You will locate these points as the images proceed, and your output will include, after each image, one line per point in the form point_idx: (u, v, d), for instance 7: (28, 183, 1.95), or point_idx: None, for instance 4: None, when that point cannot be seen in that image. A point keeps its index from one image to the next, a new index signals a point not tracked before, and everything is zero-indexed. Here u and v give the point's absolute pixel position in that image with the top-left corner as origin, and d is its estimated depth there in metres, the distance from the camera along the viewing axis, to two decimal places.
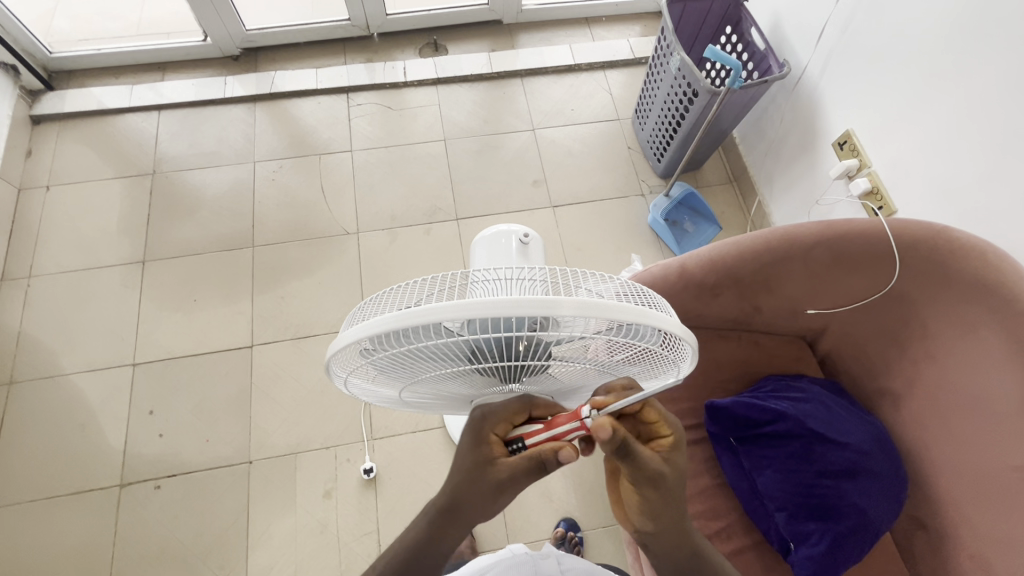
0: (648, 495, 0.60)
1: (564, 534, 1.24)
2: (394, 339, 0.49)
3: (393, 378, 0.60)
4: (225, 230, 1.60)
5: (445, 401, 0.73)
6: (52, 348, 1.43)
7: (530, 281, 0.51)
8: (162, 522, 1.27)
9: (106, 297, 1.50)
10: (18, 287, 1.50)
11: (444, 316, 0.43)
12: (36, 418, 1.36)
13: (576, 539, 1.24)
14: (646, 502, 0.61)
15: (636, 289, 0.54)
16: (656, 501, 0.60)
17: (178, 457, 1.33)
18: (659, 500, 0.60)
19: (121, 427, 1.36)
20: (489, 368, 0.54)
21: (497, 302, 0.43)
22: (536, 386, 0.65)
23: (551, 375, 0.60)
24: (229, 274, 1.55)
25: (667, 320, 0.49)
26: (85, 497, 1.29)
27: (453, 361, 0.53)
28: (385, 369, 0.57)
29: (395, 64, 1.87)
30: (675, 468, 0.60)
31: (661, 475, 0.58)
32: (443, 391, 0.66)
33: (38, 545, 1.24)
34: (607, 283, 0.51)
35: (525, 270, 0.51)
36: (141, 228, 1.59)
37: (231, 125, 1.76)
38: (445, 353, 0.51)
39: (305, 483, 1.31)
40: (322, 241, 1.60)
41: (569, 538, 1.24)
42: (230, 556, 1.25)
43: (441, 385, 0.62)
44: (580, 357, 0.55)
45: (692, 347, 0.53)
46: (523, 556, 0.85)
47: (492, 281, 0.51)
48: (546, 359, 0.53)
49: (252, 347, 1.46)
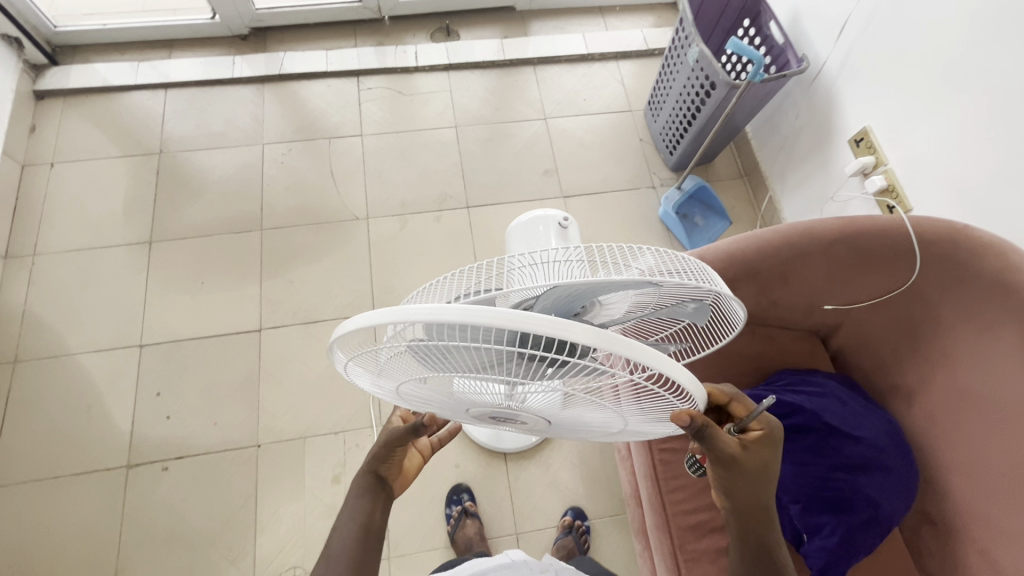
0: (717, 474, 0.64)
1: (572, 523, 1.25)
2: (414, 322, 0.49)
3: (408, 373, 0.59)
4: (233, 213, 1.59)
5: (441, 410, 0.71)
6: (57, 328, 1.42)
7: (574, 261, 0.53)
8: (171, 505, 1.27)
9: (112, 277, 1.48)
10: (23, 266, 1.48)
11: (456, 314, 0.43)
12: (41, 397, 1.35)
13: (584, 528, 1.26)
14: (722, 484, 0.65)
15: (681, 265, 0.57)
16: (730, 483, 0.64)
17: (186, 439, 1.33)
18: (734, 491, 0.64)
19: (128, 408, 1.35)
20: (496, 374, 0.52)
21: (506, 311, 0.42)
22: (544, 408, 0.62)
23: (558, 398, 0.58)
24: (237, 257, 1.53)
25: (679, 368, 0.47)
26: (92, 477, 1.28)
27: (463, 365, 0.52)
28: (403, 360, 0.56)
29: (406, 48, 1.85)
30: (757, 458, 0.64)
31: (731, 459, 0.62)
32: (444, 397, 0.64)
33: (44, 524, 1.24)
34: (643, 259, 0.56)
35: (570, 250, 0.53)
36: (148, 208, 1.57)
37: (240, 106, 1.74)
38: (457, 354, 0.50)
39: (314, 467, 1.32)
40: (331, 226, 1.59)
41: (577, 527, 1.25)
42: (240, 539, 1.25)
43: (443, 387, 0.61)
44: (585, 386, 0.53)
45: (700, 395, 0.51)
46: (520, 567, 0.85)
47: (537, 263, 0.54)
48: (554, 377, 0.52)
49: (260, 331, 1.45)
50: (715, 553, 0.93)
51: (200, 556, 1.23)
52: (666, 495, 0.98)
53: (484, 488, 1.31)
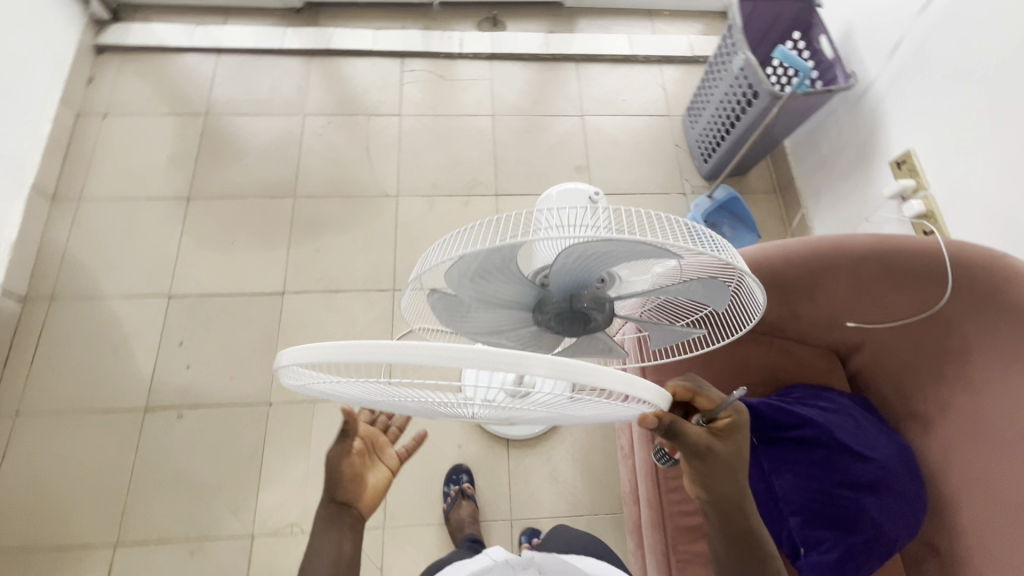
0: (691, 466, 0.68)
1: (531, 538, 1.24)
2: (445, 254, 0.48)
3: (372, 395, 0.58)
4: (269, 178, 1.63)
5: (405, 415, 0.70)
6: (93, 271, 1.48)
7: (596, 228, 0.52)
8: (181, 451, 1.31)
9: (149, 229, 1.54)
10: (68, 209, 1.54)
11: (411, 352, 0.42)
12: (72, 335, 1.41)
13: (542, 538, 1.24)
14: (697, 477, 0.69)
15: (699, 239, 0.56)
16: (704, 475, 0.68)
17: (202, 390, 1.37)
18: (709, 483, 0.68)
19: (151, 354, 1.40)
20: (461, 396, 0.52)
21: (463, 348, 0.41)
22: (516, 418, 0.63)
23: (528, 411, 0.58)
24: (268, 221, 1.57)
25: (649, 388, 0.49)
26: (111, 416, 1.33)
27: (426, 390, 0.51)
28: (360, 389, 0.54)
29: (452, 34, 1.88)
30: (728, 444, 0.68)
31: (703, 450, 0.66)
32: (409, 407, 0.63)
33: (62, 454, 1.29)
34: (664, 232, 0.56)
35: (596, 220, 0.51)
36: (189, 166, 1.63)
37: (286, 76, 1.78)
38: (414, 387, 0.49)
39: (321, 431, 1.34)
40: (361, 200, 1.62)
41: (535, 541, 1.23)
42: (243, 492, 1.28)
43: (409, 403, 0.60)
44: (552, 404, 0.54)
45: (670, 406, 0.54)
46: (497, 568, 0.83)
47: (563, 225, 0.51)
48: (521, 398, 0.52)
49: (282, 294, 1.49)
50: (707, 558, 0.91)
51: (204, 503, 1.27)
52: (665, 495, 0.97)
53: (484, 470, 1.33)
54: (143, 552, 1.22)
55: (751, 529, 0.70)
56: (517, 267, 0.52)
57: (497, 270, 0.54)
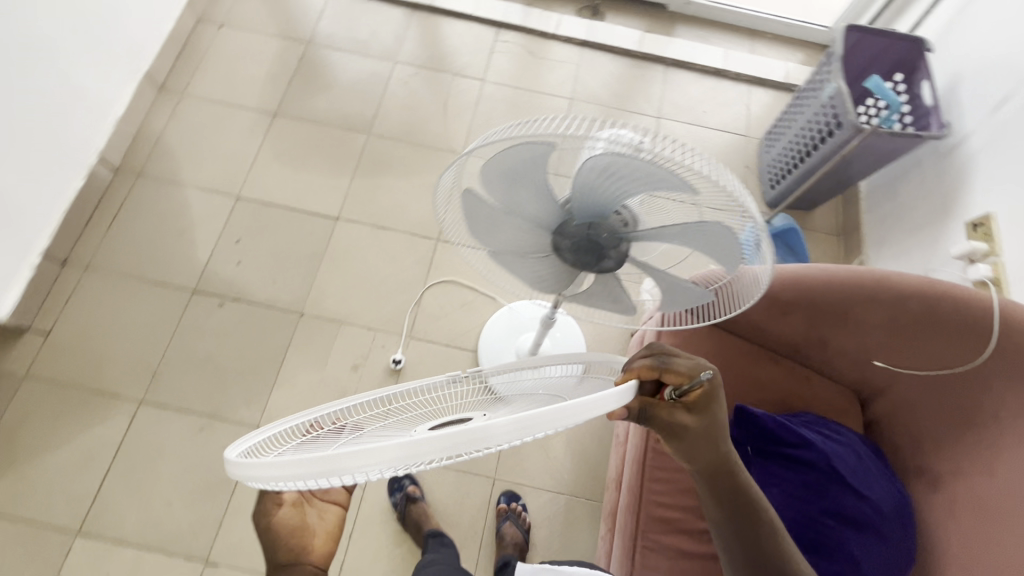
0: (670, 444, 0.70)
1: (508, 508, 1.26)
2: (495, 135, 0.49)
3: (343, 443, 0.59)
4: (350, 112, 1.72)
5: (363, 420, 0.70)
6: (178, 159, 1.61)
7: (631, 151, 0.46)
8: (215, 336, 1.42)
9: (234, 133, 1.66)
10: (171, 100, 1.69)
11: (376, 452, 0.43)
12: (147, 211, 1.54)
13: (520, 510, 1.26)
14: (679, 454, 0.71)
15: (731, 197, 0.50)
16: (685, 451, 0.70)
17: (245, 286, 1.48)
18: (693, 458, 0.71)
19: (209, 244, 1.52)
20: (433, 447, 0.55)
21: (422, 440, 0.42)
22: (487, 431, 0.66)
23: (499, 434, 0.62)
24: (340, 150, 1.67)
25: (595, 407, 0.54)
26: (163, 289, 1.46)
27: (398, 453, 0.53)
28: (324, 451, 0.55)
29: (551, 15, 1.91)
30: (701, 417, 0.67)
31: (679, 428, 0.67)
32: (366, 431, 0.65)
33: (115, 311, 1.42)
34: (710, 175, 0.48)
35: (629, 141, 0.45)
36: (282, 86, 1.74)
37: (387, 23, 1.87)
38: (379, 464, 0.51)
39: (340, 350, 1.42)
40: (428, 151, 1.69)
41: (513, 511, 1.26)
42: (259, 387, 1.38)
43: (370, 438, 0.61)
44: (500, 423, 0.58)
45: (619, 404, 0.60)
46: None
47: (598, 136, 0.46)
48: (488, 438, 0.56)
49: (336, 219, 1.57)
50: (674, 551, 0.93)
51: (222, 387, 1.37)
52: (647, 483, 0.97)
53: None
54: (162, 414, 1.33)
55: (739, 490, 0.72)
56: (543, 171, 0.52)
57: (528, 177, 0.54)
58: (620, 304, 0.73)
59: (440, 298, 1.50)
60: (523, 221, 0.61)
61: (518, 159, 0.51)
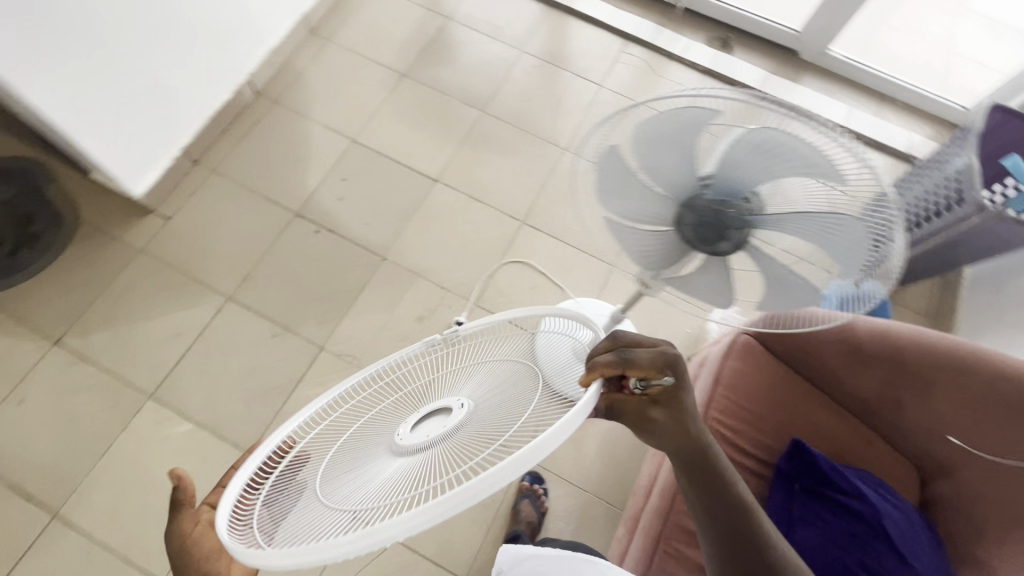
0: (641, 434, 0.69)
1: (529, 487, 1.29)
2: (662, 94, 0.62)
3: (328, 479, 0.69)
4: (470, 88, 1.82)
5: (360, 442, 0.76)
6: (311, 96, 1.75)
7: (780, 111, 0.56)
8: (305, 258, 1.53)
9: (364, 84, 1.79)
10: (316, 42, 1.84)
11: (295, 563, 0.50)
12: (273, 134, 1.69)
13: (541, 493, 1.29)
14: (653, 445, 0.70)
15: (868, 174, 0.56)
16: (654, 441, 0.69)
17: (340, 221, 1.58)
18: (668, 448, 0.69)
19: (319, 176, 1.64)
20: (396, 488, 0.61)
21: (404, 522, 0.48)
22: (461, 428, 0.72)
23: (465, 444, 0.67)
24: (453, 120, 1.76)
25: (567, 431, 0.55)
26: (270, 206, 1.59)
27: (359, 509, 0.60)
28: (324, 509, 0.62)
29: (680, 38, 1.95)
30: (670, 406, 0.67)
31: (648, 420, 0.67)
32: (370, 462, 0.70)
33: (225, 214, 1.57)
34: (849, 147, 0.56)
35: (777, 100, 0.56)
36: (415, 51, 1.86)
37: (523, 14, 1.96)
38: (338, 520, 0.58)
39: (411, 300, 1.50)
40: (534, 139, 1.75)
41: (534, 492, 1.29)
42: (333, 313, 1.48)
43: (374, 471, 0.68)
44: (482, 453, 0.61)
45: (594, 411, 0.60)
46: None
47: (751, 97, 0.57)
48: (441, 476, 0.60)
49: (435, 181, 1.66)
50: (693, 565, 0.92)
51: (301, 305, 1.47)
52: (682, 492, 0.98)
53: None
54: (245, 314, 1.45)
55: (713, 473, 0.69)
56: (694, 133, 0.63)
57: (678, 145, 0.64)
58: (720, 297, 0.78)
59: (511, 276, 1.55)
60: (660, 196, 0.70)
61: (677, 121, 0.62)
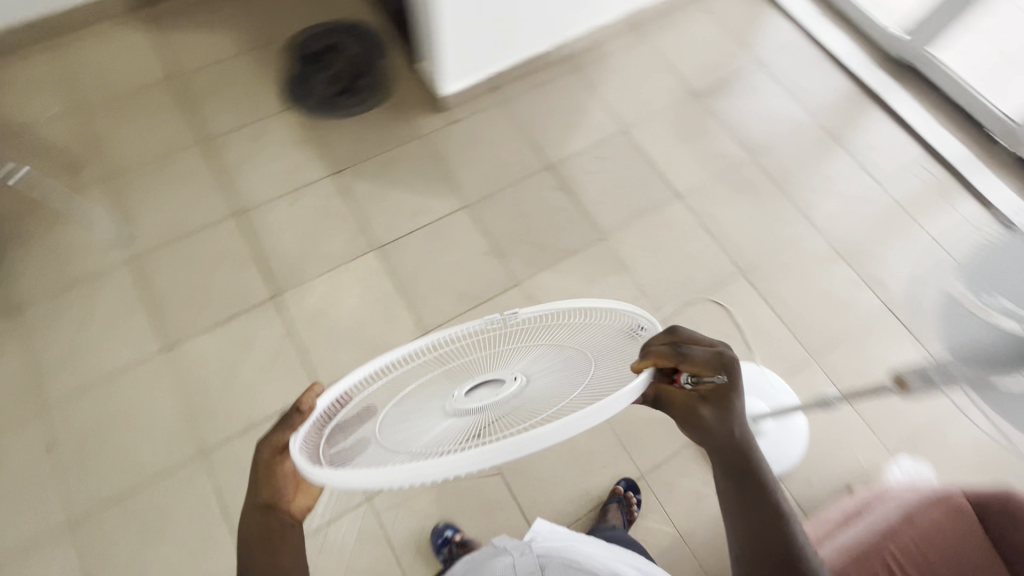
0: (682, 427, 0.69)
1: (624, 492, 1.30)
2: None
3: (385, 421, 0.66)
4: (749, 131, 1.81)
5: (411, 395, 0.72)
6: (604, 78, 1.88)
7: None
8: (538, 205, 1.66)
9: (654, 87, 1.87)
10: (630, 35, 1.95)
11: (356, 482, 0.49)
12: (559, 95, 1.84)
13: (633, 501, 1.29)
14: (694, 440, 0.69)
15: None
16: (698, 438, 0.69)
17: (580, 191, 1.69)
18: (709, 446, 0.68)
19: (580, 146, 1.76)
20: (457, 439, 0.57)
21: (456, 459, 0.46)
22: (521, 401, 0.65)
23: (514, 413, 0.62)
24: (718, 152, 1.77)
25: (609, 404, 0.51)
26: (530, 151, 1.74)
27: (417, 451, 0.56)
28: (376, 447, 0.60)
29: (993, 179, 1.75)
30: (717, 406, 0.66)
31: (696, 415, 0.66)
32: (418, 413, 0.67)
33: (492, 142, 1.75)
34: None
35: None
36: (712, 78, 1.90)
37: (832, 88, 1.90)
38: (388, 458, 0.56)
39: (607, 286, 1.56)
40: (787, 203, 1.70)
41: (626, 498, 1.29)
42: (537, 261, 1.59)
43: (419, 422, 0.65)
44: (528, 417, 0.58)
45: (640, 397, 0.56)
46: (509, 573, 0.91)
47: None
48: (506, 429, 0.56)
49: (677, 197, 1.69)
50: None
51: (516, 242, 1.61)
52: None
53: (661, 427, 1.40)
54: (471, 225, 1.62)
55: (748, 472, 0.68)
56: None
57: None
58: None
59: (706, 314, 1.54)
60: None
61: None
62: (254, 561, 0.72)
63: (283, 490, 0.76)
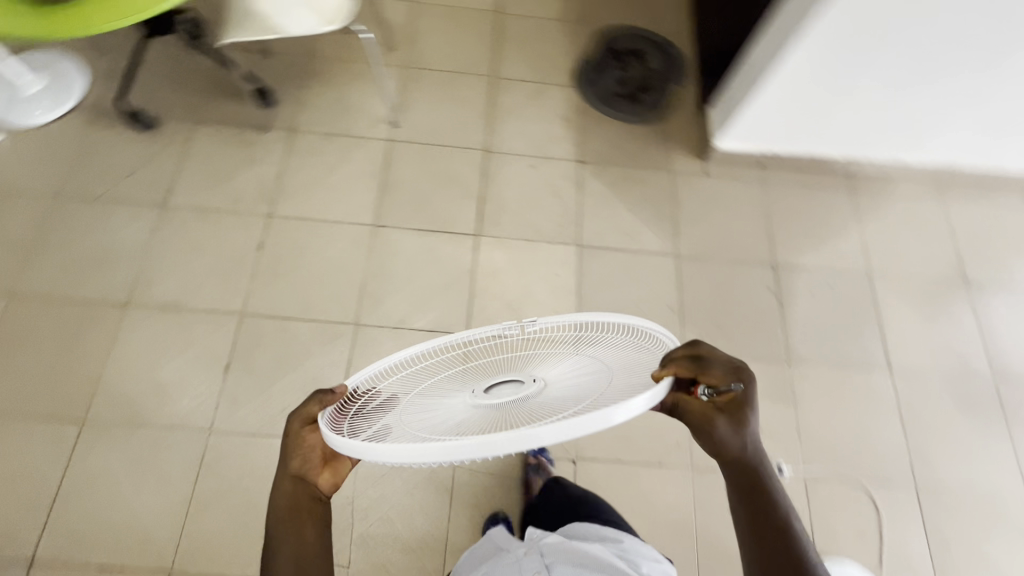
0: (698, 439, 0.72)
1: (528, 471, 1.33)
2: None
3: (409, 401, 0.67)
4: (1008, 350, 1.56)
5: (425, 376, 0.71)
6: (879, 211, 1.72)
7: None
8: (743, 293, 1.58)
9: (925, 249, 1.68)
10: (931, 185, 1.76)
11: (390, 457, 0.51)
12: (823, 203, 1.71)
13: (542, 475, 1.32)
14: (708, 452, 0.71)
15: None
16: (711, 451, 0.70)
17: (792, 304, 1.57)
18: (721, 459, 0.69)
19: (816, 262, 1.63)
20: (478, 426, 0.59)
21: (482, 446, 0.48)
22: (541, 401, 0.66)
23: (537, 411, 0.63)
24: (960, 352, 1.55)
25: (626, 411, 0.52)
26: (764, 240, 1.66)
27: (438, 433, 0.59)
28: (400, 424, 0.62)
29: None
30: (735, 420, 0.67)
31: (710, 424, 0.68)
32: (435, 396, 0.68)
33: (732, 210, 1.69)
34: None
35: None
36: (997, 274, 1.66)
37: None
38: (414, 436, 0.58)
39: (768, 408, 1.45)
40: (1009, 448, 1.46)
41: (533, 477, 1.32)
42: (714, 345, 1.53)
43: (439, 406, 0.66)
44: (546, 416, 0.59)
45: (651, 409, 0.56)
46: (513, 566, 0.89)
47: None
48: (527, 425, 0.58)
49: (888, 369, 1.52)
50: None
51: (702, 314, 1.55)
52: None
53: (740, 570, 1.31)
54: (672, 276, 1.59)
55: (756, 488, 0.68)
56: None
57: None
58: None
59: (851, 499, 1.38)
60: None
61: None
62: (285, 531, 0.73)
63: (313, 463, 0.77)
